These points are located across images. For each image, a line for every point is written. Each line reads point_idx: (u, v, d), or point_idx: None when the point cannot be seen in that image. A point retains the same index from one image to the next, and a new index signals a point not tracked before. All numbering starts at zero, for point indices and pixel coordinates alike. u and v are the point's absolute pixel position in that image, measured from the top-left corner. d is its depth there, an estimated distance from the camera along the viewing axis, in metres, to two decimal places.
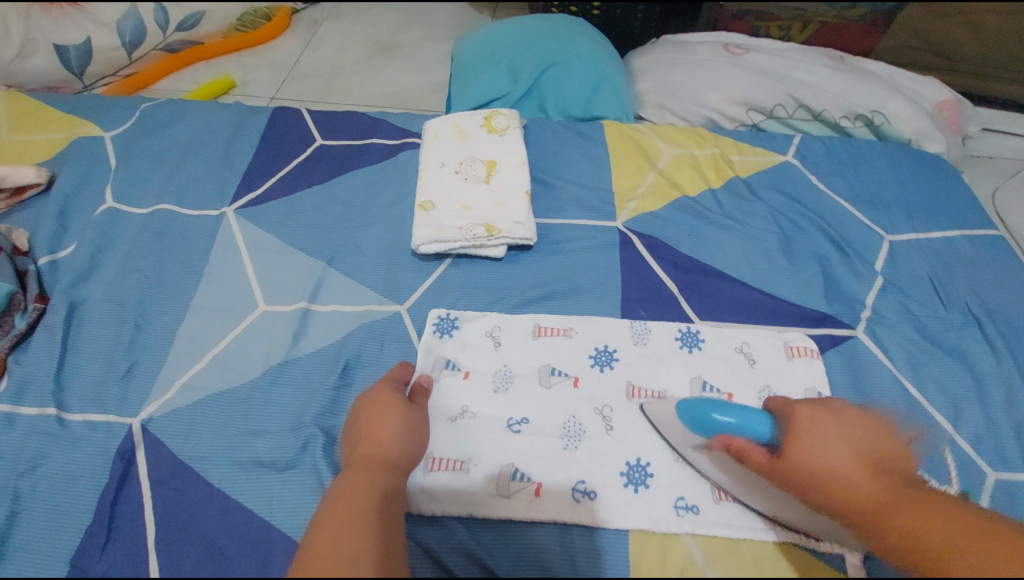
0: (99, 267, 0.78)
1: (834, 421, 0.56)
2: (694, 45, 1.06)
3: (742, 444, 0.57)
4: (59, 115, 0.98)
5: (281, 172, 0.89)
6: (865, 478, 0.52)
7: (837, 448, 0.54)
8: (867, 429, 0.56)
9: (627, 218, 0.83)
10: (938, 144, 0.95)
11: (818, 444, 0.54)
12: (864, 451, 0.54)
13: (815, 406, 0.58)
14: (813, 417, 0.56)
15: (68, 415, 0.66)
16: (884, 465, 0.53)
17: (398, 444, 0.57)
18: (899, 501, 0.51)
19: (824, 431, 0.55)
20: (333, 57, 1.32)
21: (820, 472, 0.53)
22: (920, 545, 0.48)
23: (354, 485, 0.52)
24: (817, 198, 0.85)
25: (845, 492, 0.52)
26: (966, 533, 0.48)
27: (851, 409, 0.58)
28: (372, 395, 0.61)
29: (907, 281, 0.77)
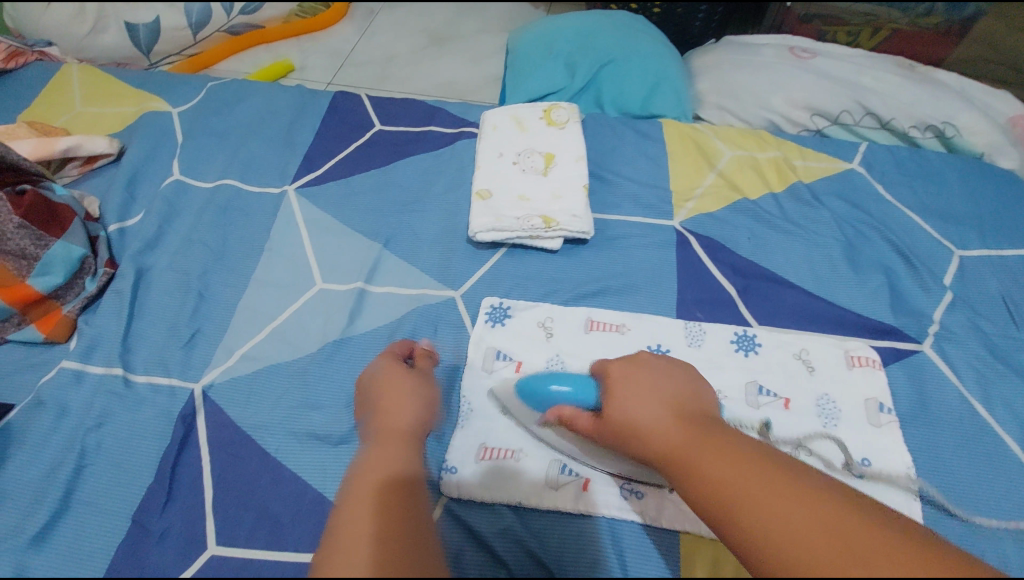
0: (166, 236, 0.81)
1: (637, 378, 0.53)
2: (759, 47, 1.04)
3: (567, 410, 0.55)
4: (129, 90, 1.02)
5: (340, 154, 0.90)
6: (668, 428, 0.48)
7: (639, 398, 0.51)
8: (672, 380, 0.54)
9: (684, 217, 0.82)
10: (1012, 159, 0.90)
11: (625, 403, 0.51)
12: (671, 403, 0.51)
13: (625, 364, 0.55)
14: (621, 375, 0.54)
15: (133, 376, 0.68)
16: (685, 414, 0.50)
17: (412, 418, 0.54)
18: (693, 443, 0.47)
19: (626, 391, 0.52)
20: (389, 45, 1.33)
21: (627, 430, 0.50)
22: (710, 485, 0.44)
23: (378, 456, 0.48)
24: (883, 208, 0.82)
25: (649, 445, 0.49)
26: (750, 469, 0.44)
27: (654, 366, 0.55)
28: (375, 374, 0.60)
29: (978, 298, 0.74)
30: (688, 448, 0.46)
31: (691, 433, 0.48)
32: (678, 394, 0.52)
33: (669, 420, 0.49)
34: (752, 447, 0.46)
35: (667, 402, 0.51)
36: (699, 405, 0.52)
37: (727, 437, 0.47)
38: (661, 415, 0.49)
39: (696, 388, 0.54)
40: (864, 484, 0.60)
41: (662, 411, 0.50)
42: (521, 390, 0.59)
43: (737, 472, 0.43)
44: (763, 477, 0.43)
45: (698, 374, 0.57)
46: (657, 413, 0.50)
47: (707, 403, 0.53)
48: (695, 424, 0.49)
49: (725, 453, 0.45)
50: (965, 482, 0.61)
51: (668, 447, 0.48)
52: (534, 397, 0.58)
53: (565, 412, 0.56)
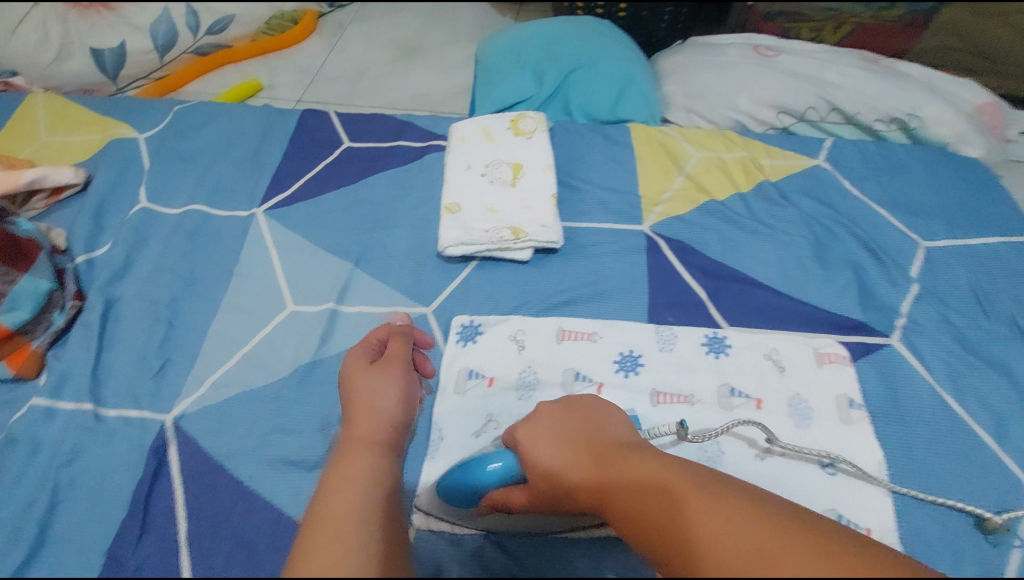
0: (134, 265, 0.80)
1: (543, 428, 0.53)
2: (723, 47, 1.05)
3: (497, 493, 0.54)
4: (95, 117, 1.01)
5: (309, 173, 0.90)
6: (582, 474, 0.48)
7: (551, 449, 0.51)
8: (579, 420, 0.53)
9: (654, 222, 0.82)
10: (979, 148, 0.91)
11: (537, 459, 0.51)
12: (581, 445, 0.50)
13: (528, 418, 0.55)
14: (527, 430, 0.53)
15: (104, 410, 0.68)
16: (596, 454, 0.49)
17: (386, 427, 0.53)
18: (611, 489, 0.46)
19: (538, 446, 0.52)
20: (359, 59, 1.33)
21: (552, 488, 0.50)
22: (642, 529, 0.43)
23: (351, 471, 0.47)
24: (850, 204, 0.83)
25: (577, 497, 0.48)
26: (668, 498, 0.43)
27: (558, 411, 0.54)
28: (350, 374, 0.58)
29: (946, 290, 0.74)
30: (609, 492, 0.46)
31: (607, 472, 0.47)
32: (586, 435, 0.51)
33: (581, 465, 0.49)
34: (664, 466, 0.46)
35: (578, 445, 0.50)
36: (610, 437, 0.51)
37: (640, 465, 0.47)
38: (574, 462, 0.49)
39: (602, 418, 0.54)
40: (837, 479, 0.60)
41: (574, 455, 0.50)
42: (440, 490, 0.57)
43: (657, 508, 0.43)
44: (672, 503, 0.42)
45: (604, 404, 0.56)
46: (570, 461, 0.49)
47: (617, 430, 0.53)
48: (607, 460, 0.48)
49: (642, 487, 0.45)
50: (937, 476, 0.61)
51: (595, 497, 0.47)
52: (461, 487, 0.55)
53: (495, 498, 0.54)
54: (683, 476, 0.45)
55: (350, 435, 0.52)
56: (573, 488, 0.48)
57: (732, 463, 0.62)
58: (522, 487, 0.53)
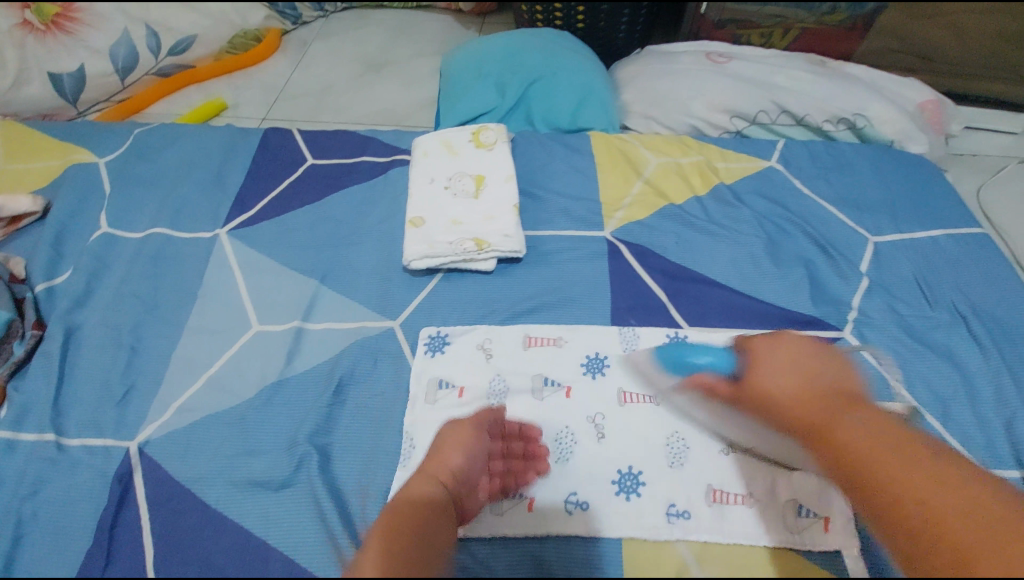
0: (95, 292, 0.79)
1: (790, 358, 0.62)
2: (677, 55, 1.08)
3: (709, 380, 0.63)
4: (54, 143, 0.99)
5: (273, 192, 0.90)
6: (809, 393, 0.58)
7: (785, 373, 0.61)
8: (822, 365, 0.62)
9: (615, 227, 0.84)
10: (921, 144, 0.96)
11: (769, 377, 0.61)
12: (813, 374, 0.60)
13: (770, 339, 0.65)
14: (767, 350, 0.63)
15: (67, 440, 0.67)
16: (826, 392, 0.59)
17: (451, 473, 0.58)
18: (831, 419, 0.56)
19: (778, 369, 0.61)
20: (324, 75, 1.34)
21: (767, 400, 0.60)
22: (853, 451, 0.53)
23: (409, 506, 0.53)
24: (801, 203, 0.86)
25: (790, 414, 0.58)
26: (892, 448, 0.53)
27: (809, 350, 0.63)
28: (442, 428, 0.64)
29: (893, 281, 0.78)
30: (829, 418, 0.56)
31: (827, 404, 0.57)
32: (822, 369, 0.61)
33: (811, 388, 0.59)
34: (893, 427, 0.56)
35: (810, 375, 0.60)
36: (843, 386, 0.60)
37: (860, 415, 0.56)
38: (806, 385, 0.59)
39: (840, 367, 0.63)
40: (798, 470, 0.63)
41: (806, 380, 0.60)
42: (660, 356, 0.67)
43: (878, 448, 0.53)
44: (896, 452, 0.53)
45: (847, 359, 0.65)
46: (802, 381, 0.60)
47: (850, 383, 0.62)
48: (831, 394, 0.59)
49: (862, 430, 0.55)
50: None
51: (809, 417, 0.57)
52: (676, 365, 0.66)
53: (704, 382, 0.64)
54: (895, 432, 0.55)
55: (421, 472, 0.58)
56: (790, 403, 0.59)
57: (696, 458, 0.64)
58: (734, 388, 0.62)
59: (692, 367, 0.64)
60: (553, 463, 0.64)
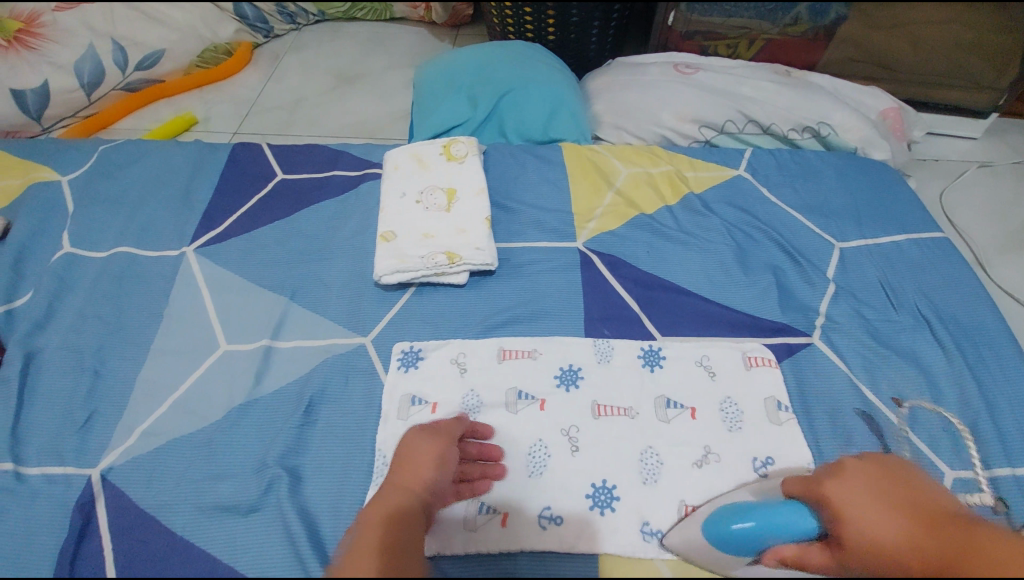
0: (56, 314, 0.77)
1: (861, 490, 0.54)
2: (647, 66, 1.09)
3: (786, 549, 0.54)
4: (14, 161, 0.97)
5: (242, 209, 0.89)
6: (928, 545, 0.49)
7: (872, 513, 0.52)
8: (893, 484, 0.55)
9: (587, 238, 0.85)
10: (883, 151, 0.99)
11: (860, 524, 0.52)
12: (906, 510, 0.52)
13: (838, 477, 0.56)
14: (841, 493, 0.55)
15: (26, 469, 0.65)
16: (928, 522, 0.51)
17: (423, 485, 0.57)
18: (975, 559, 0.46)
19: (856, 507, 0.53)
20: (296, 89, 1.33)
21: (881, 560, 0.50)
22: None
23: (382, 511, 0.52)
24: (769, 210, 0.87)
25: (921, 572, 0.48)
26: None
27: (869, 471, 0.56)
28: (406, 436, 0.62)
29: (859, 286, 0.79)
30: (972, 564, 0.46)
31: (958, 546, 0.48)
32: (908, 499, 0.53)
33: (920, 535, 0.50)
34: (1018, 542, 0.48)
35: (907, 515, 0.52)
36: (932, 503, 0.53)
37: (988, 539, 0.48)
38: (915, 534, 0.50)
39: (917, 479, 0.56)
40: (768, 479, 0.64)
41: (912, 524, 0.51)
42: (707, 534, 0.57)
43: None
44: None
45: (891, 461, 0.59)
46: (905, 528, 0.51)
47: (930, 490, 0.55)
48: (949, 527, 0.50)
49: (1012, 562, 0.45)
50: None
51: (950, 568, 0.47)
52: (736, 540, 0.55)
53: (786, 554, 0.54)
54: None
55: (391, 485, 0.57)
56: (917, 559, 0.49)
57: (670, 471, 0.64)
58: (828, 552, 0.53)
59: (753, 537, 0.55)
60: (527, 478, 0.64)
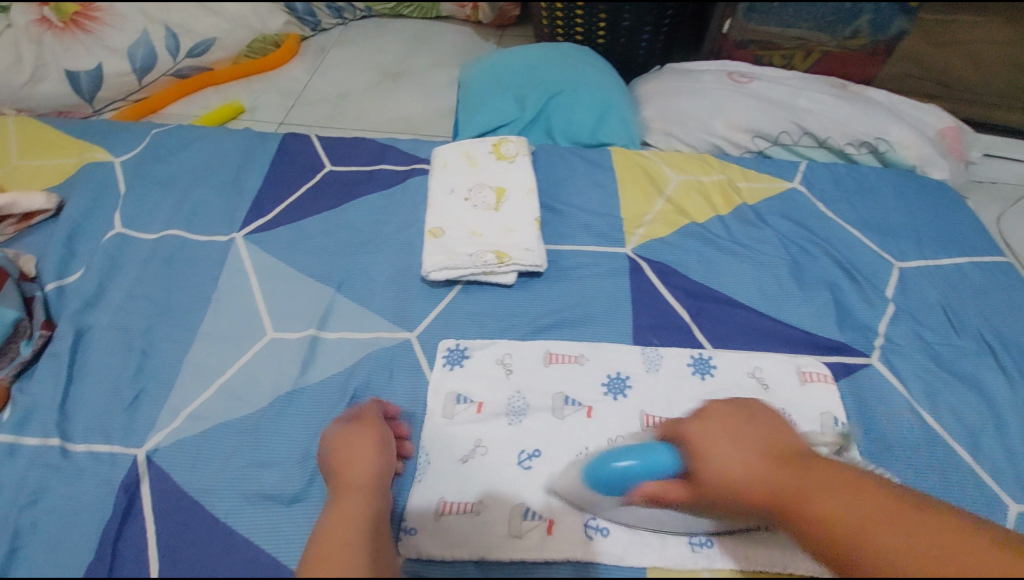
0: (106, 293, 0.78)
1: (725, 432, 0.54)
2: (699, 73, 1.08)
3: (648, 488, 0.54)
4: (70, 140, 0.98)
5: (290, 198, 0.89)
6: (768, 477, 0.51)
7: (732, 447, 0.53)
8: (753, 425, 0.55)
9: (636, 244, 0.83)
10: (943, 170, 0.96)
11: (716, 458, 0.52)
12: (759, 448, 0.53)
13: (702, 418, 0.57)
14: (702, 431, 0.55)
15: (72, 446, 0.65)
16: (780, 459, 0.52)
17: (376, 475, 0.55)
18: (804, 492, 0.49)
19: (717, 443, 0.53)
20: (342, 82, 1.33)
21: (725, 489, 0.51)
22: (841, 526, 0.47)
23: (345, 517, 0.50)
24: (825, 225, 0.85)
25: (755, 498, 0.51)
26: (879, 509, 0.47)
27: (728, 414, 0.57)
28: (331, 439, 0.59)
29: (919, 308, 0.77)
30: (800, 497, 0.49)
31: (795, 484, 0.50)
32: (766, 440, 0.54)
33: (765, 468, 0.51)
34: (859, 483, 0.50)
35: (762, 452, 0.52)
36: (786, 443, 0.54)
37: (831, 478, 0.50)
38: (765, 468, 0.51)
39: (778, 422, 0.57)
40: None
41: (765, 462, 0.52)
42: (585, 471, 0.57)
43: (862, 515, 0.47)
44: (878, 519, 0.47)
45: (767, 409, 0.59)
46: (753, 463, 0.51)
47: (784, 433, 0.55)
48: (793, 467, 0.51)
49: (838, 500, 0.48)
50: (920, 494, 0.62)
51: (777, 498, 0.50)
52: (602, 482, 0.55)
53: (648, 490, 0.54)
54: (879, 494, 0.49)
55: (343, 485, 0.54)
56: (753, 496, 0.51)
57: None
58: (683, 485, 0.53)
59: (626, 477, 0.54)
60: None
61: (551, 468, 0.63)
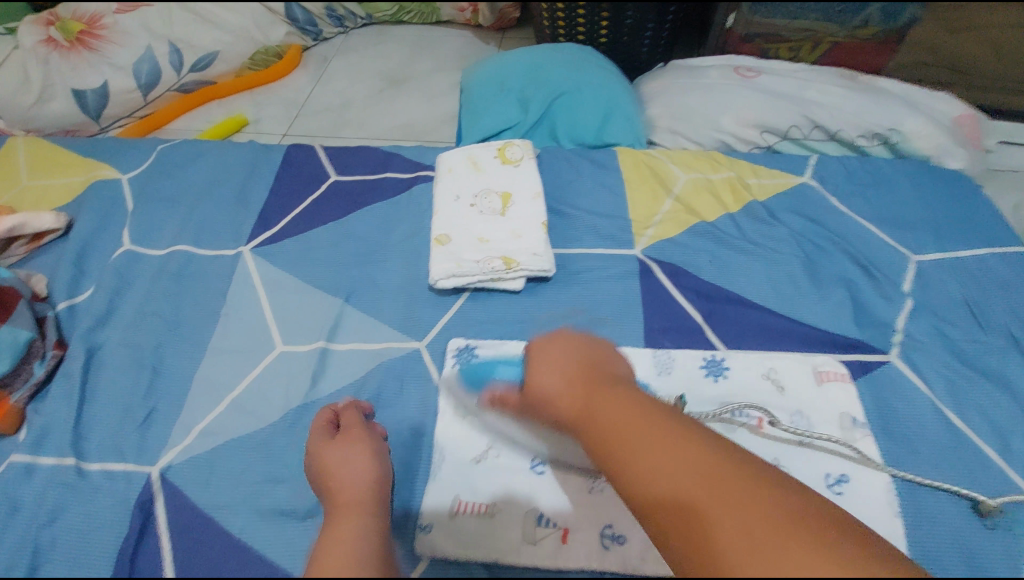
0: (117, 311, 0.78)
1: (561, 349, 0.55)
2: (705, 69, 1.06)
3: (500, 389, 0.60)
4: (78, 159, 0.99)
5: (296, 209, 0.89)
6: (572, 391, 0.51)
7: (555, 364, 0.53)
8: (589, 351, 0.55)
9: (645, 246, 0.82)
10: (960, 159, 0.93)
11: (540, 371, 0.54)
12: (580, 368, 0.53)
13: (551, 338, 0.57)
14: (544, 347, 0.56)
15: (87, 465, 0.65)
16: (593, 379, 0.51)
17: (369, 482, 0.53)
18: (593, 407, 0.48)
19: (547, 360, 0.54)
20: (345, 91, 1.33)
21: (543, 397, 0.53)
22: (611, 440, 0.46)
23: (344, 525, 0.47)
24: (838, 220, 0.84)
25: (557, 407, 0.51)
26: (657, 426, 0.45)
27: (576, 338, 0.56)
28: (316, 451, 0.58)
29: (940, 303, 0.75)
30: (591, 408, 0.48)
31: (591, 396, 0.49)
32: (594, 363, 0.54)
33: (574, 383, 0.51)
34: (653, 408, 0.48)
35: (579, 367, 0.53)
36: (613, 374, 0.53)
37: (629, 398, 0.49)
38: (572, 384, 0.51)
39: (618, 358, 0.56)
40: (844, 499, 0.59)
41: (577, 378, 0.52)
42: (463, 372, 0.65)
43: (634, 429, 0.45)
44: (645, 436, 0.44)
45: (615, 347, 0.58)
46: (565, 377, 0.52)
47: (616, 368, 0.55)
48: (599, 387, 0.50)
49: (620, 414, 0.47)
50: (950, 498, 0.60)
51: (573, 410, 0.50)
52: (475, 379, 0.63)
53: (497, 390, 0.60)
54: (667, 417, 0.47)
55: (337, 503, 0.51)
56: (557, 408, 0.51)
57: None
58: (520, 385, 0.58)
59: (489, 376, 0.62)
60: (589, 493, 0.61)
61: (565, 473, 0.62)
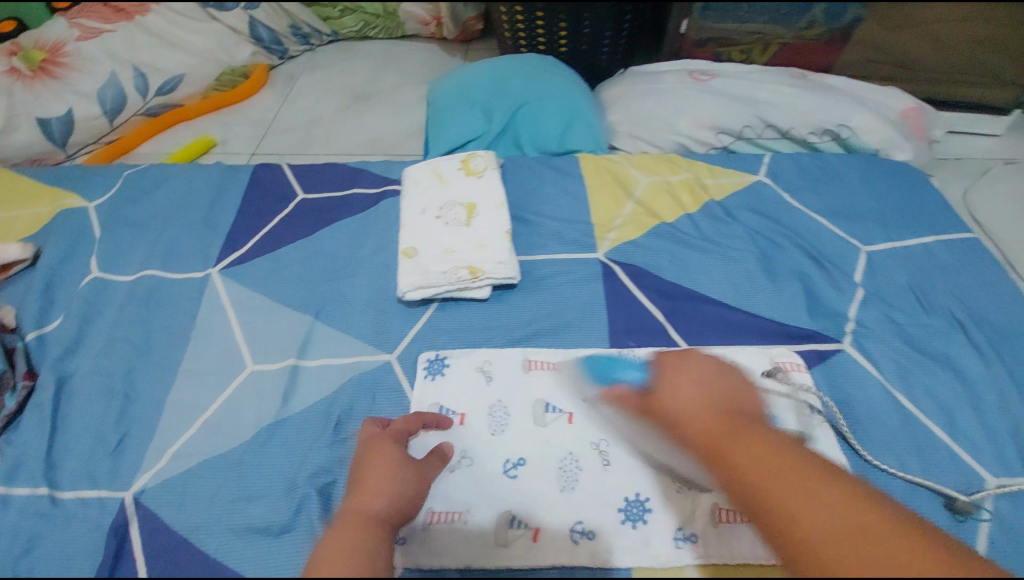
0: (86, 338, 0.78)
1: (691, 375, 0.56)
2: (661, 74, 1.09)
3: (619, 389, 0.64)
4: (43, 188, 0.99)
5: (264, 229, 0.90)
6: (701, 420, 0.52)
7: (693, 388, 0.55)
8: (718, 380, 0.56)
9: (608, 249, 0.84)
10: (906, 152, 0.98)
11: (671, 392, 0.55)
12: (711, 396, 0.54)
13: (679, 361, 0.59)
14: (675, 371, 0.58)
15: (60, 494, 0.65)
16: (726, 411, 0.52)
17: (388, 507, 0.52)
18: (723, 441, 0.49)
19: (678, 385, 0.56)
20: (312, 108, 1.34)
21: (673, 418, 0.54)
22: (745, 476, 0.46)
23: (342, 539, 0.47)
24: (792, 215, 0.87)
25: (687, 434, 0.52)
26: (791, 467, 0.46)
27: (703, 364, 0.58)
28: (363, 454, 0.58)
29: (889, 290, 0.78)
30: (724, 442, 0.49)
31: (725, 426, 0.50)
32: (725, 392, 0.55)
33: (706, 412, 0.52)
34: (783, 447, 0.48)
35: (712, 398, 0.54)
36: (743, 404, 0.54)
37: (765, 435, 0.50)
38: (707, 414, 0.52)
39: (751, 388, 0.57)
40: None
41: (706, 406, 0.53)
42: (588, 360, 0.71)
43: (770, 467, 0.46)
44: (776, 477, 0.45)
45: (742, 373, 0.59)
46: (698, 404, 0.53)
47: (745, 397, 0.55)
48: (734, 420, 0.51)
49: (757, 450, 0.48)
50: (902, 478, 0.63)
51: (704, 439, 0.50)
52: (601, 371, 0.68)
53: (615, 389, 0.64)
54: (798, 455, 0.48)
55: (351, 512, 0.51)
56: (689, 435, 0.52)
57: None
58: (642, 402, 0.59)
59: (616, 377, 0.67)
60: (559, 493, 0.63)
61: (536, 474, 0.64)
